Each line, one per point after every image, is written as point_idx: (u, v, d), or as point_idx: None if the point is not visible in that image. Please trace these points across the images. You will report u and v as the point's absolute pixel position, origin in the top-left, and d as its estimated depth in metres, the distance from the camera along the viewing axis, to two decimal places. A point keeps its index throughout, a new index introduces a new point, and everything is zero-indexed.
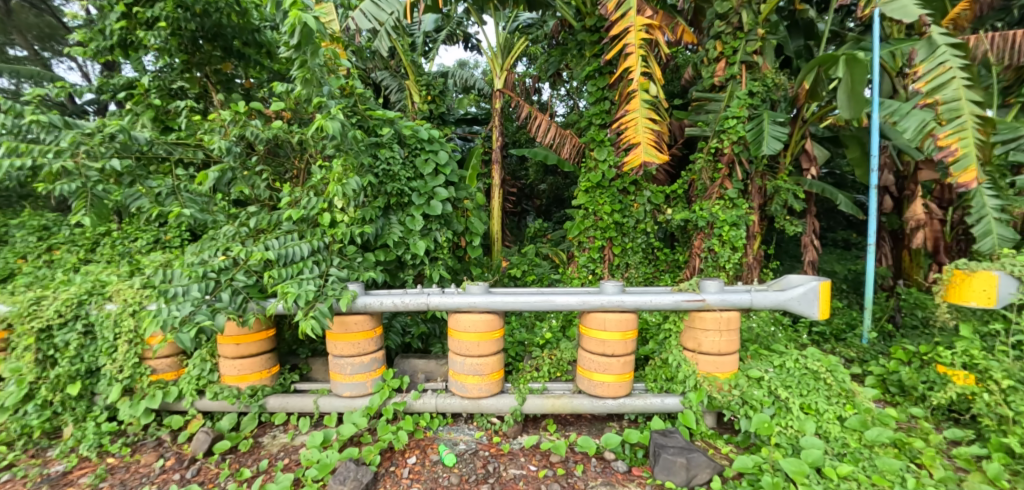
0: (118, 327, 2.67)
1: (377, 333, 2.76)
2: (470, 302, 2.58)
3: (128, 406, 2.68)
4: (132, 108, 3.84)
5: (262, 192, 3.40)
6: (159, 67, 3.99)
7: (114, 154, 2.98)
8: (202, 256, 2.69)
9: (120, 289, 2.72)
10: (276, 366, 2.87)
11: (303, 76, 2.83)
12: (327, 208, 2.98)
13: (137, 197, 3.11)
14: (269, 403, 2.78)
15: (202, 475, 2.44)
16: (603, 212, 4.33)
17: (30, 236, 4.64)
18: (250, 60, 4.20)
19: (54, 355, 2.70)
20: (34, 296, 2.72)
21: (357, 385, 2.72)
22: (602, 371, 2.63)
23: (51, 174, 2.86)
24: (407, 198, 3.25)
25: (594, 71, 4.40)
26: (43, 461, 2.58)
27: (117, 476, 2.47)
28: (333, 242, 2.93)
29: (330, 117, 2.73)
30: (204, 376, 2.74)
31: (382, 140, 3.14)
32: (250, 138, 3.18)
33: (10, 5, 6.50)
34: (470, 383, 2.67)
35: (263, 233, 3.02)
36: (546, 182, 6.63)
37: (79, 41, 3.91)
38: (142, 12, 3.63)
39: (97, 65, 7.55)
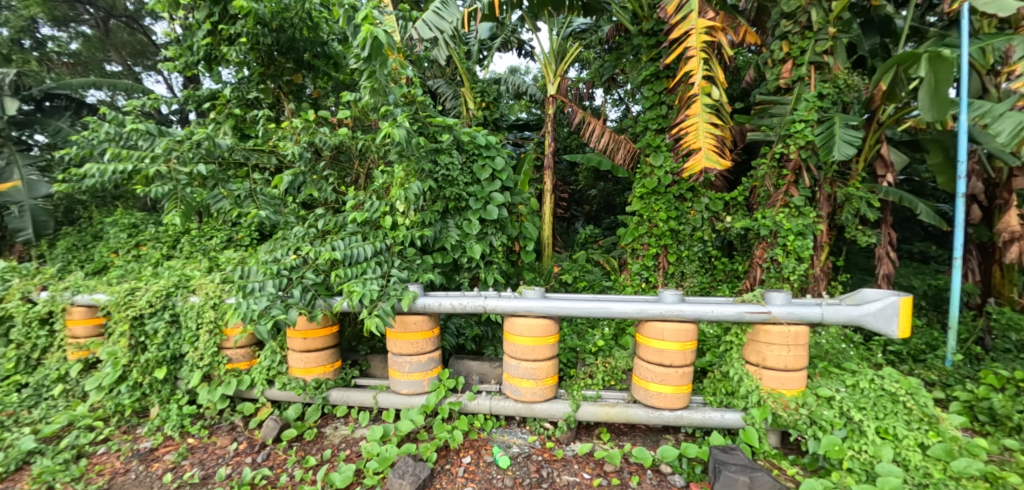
0: (200, 318, 2.89)
1: (435, 333, 2.84)
2: (526, 306, 2.60)
3: (207, 391, 2.89)
4: (215, 117, 4.19)
5: (329, 196, 3.58)
6: (237, 79, 4.30)
7: (200, 159, 3.25)
8: (275, 255, 2.86)
9: (203, 283, 2.94)
10: (338, 361, 3.00)
11: (371, 85, 2.97)
12: (389, 211, 3.09)
13: (219, 199, 3.38)
14: (332, 396, 2.91)
15: (271, 459, 2.58)
16: (658, 219, 4.25)
17: (122, 233, 5.25)
18: (319, 71, 4.42)
19: (144, 341, 2.96)
20: (129, 287, 3.01)
21: (414, 383, 2.80)
22: (659, 381, 2.56)
23: (148, 177, 3.18)
24: (464, 202, 3.33)
25: (651, 75, 4.34)
26: (132, 436, 2.81)
27: (196, 455, 2.65)
28: (395, 244, 3.04)
29: (396, 125, 2.84)
30: (274, 366, 2.92)
31: (442, 146, 3.22)
32: (319, 144, 3.39)
33: (108, 25, 7.86)
34: (524, 386, 2.68)
35: (329, 234, 3.19)
36: (596, 187, 6.59)
37: (170, 57, 4.30)
38: (226, 29, 3.92)
39: (180, 78, 8.40)
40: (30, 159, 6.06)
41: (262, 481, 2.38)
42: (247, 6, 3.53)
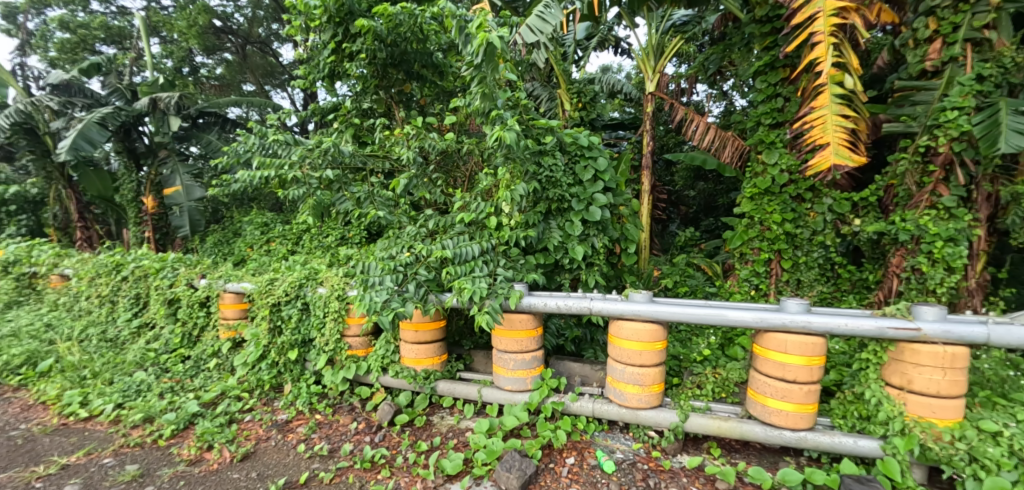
0: (327, 307, 3.20)
1: (538, 333, 2.90)
2: (634, 310, 2.58)
3: (331, 373, 3.19)
4: (338, 127, 4.64)
5: (438, 198, 3.78)
6: (354, 92, 4.70)
7: (328, 165, 3.61)
8: (392, 252, 3.10)
9: (329, 276, 3.26)
10: (445, 354, 3.17)
11: (482, 91, 3.09)
12: (494, 212, 3.20)
13: (343, 200, 3.71)
14: (439, 387, 3.07)
15: (387, 441, 2.78)
16: (772, 221, 3.92)
17: (257, 230, 6.16)
18: (426, 80, 4.66)
19: (280, 324, 3.34)
20: (270, 278, 3.42)
21: (517, 380, 2.87)
22: (779, 398, 2.37)
23: (286, 182, 3.61)
24: (567, 203, 3.33)
25: (765, 66, 4.01)
26: (270, 408, 3.14)
27: (323, 430, 2.90)
28: (500, 244, 3.15)
29: (507, 128, 2.92)
30: (388, 355, 3.14)
31: (546, 148, 3.27)
32: (428, 149, 3.61)
33: (246, 51, 9.75)
34: (629, 392, 2.63)
35: (438, 233, 3.38)
36: (695, 188, 6.26)
37: (300, 75, 4.84)
38: (348, 47, 4.28)
39: (299, 92, 9.96)
40: (188, 168, 7.14)
41: (381, 460, 2.54)
42: (367, 24, 3.82)
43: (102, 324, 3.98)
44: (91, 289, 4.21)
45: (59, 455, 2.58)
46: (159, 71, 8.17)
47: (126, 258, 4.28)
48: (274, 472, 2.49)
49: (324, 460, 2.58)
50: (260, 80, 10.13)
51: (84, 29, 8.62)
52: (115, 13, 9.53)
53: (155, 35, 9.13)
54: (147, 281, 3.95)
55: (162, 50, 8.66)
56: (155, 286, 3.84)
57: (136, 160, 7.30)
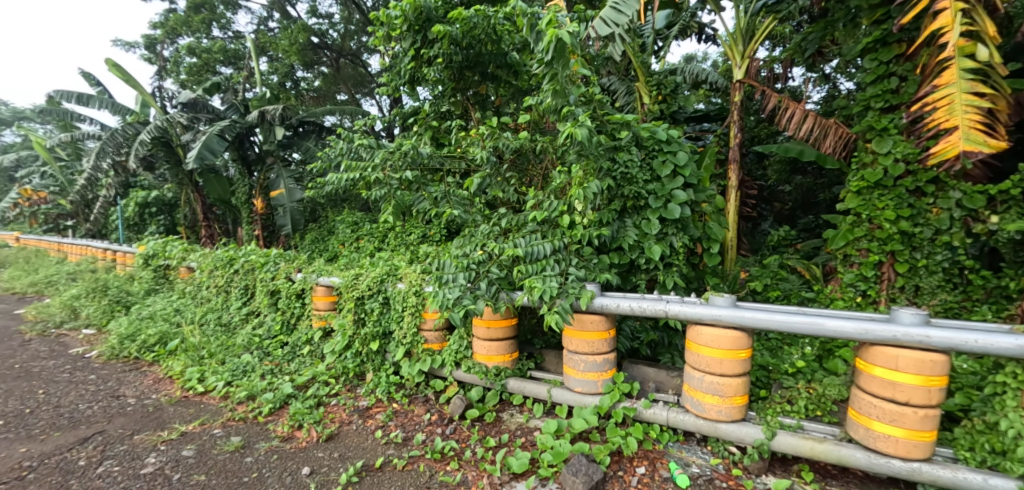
0: (405, 302, 3.34)
1: (610, 335, 2.82)
2: (714, 315, 2.41)
3: (408, 365, 3.32)
4: (418, 130, 4.85)
5: (511, 197, 3.80)
6: (433, 95, 4.88)
7: (407, 167, 3.77)
8: (466, 250, 3.16)
9: (407, 273, 3.40)
10: (516, 352, 3.18)
11: (553, 88, 3.06)
12: (567, 211, 3.14)
13: (421, 200, 3.86)
14: (510, 384, 3.08)
15: (457, 434, 2.84)
16: (883, 219, 3.46)
17: (348, 229, 6.67)
18: (501, 81, 4.70)
19: (364, 316, 3.54)
20: (355, 273, 3.65)
21: (587, 382, 2.80)
22: (887, 421, 2.08)
23: (370, 183, 3.83)
24: (643, 201, 3.18)
25: (875, 42, 3.54)
26: (354, 394, 3.34)
27: (399, 419, 3.03)
28: (572, 243, 3.09)
29: (578, 125, 2.85)
30: (461, 351, 3.21)
31: (621, 144, 3.15)
32: (502, 148, 3.64)
33: (340, 64, 10.57)
34: (708, 402, 2.46)
35: (511, 232, 3.39)
36: (792, 182, 5.72)
37: (385, 82, 5.12)
38: (427, 52, 4.44)
39: (385, 99, 10.62)
40: (291, 172, 7.88)
41: (450, 452, 2.60)
42: (443, 29, 3.93)
43: (218, 310, 4.50)
44: (211, 279, 4.78)
45: (179, 423, 2.92)
46: (267, 86, 9.08)
47: (238, 253, 4.80)
48: (354, 454, 2.65)
49: (399, 447, 2.70)
50: (352, 91, 10.90)
51: (208, 53, 9.83)
52: (232, 38, 10.76)
53: (264, 54, 10.17)
54: (254, 274, 4.40)
55: (269, 67, 9.63)
56: (261, 278, 4.27)
57: (248, 167, 8.26)
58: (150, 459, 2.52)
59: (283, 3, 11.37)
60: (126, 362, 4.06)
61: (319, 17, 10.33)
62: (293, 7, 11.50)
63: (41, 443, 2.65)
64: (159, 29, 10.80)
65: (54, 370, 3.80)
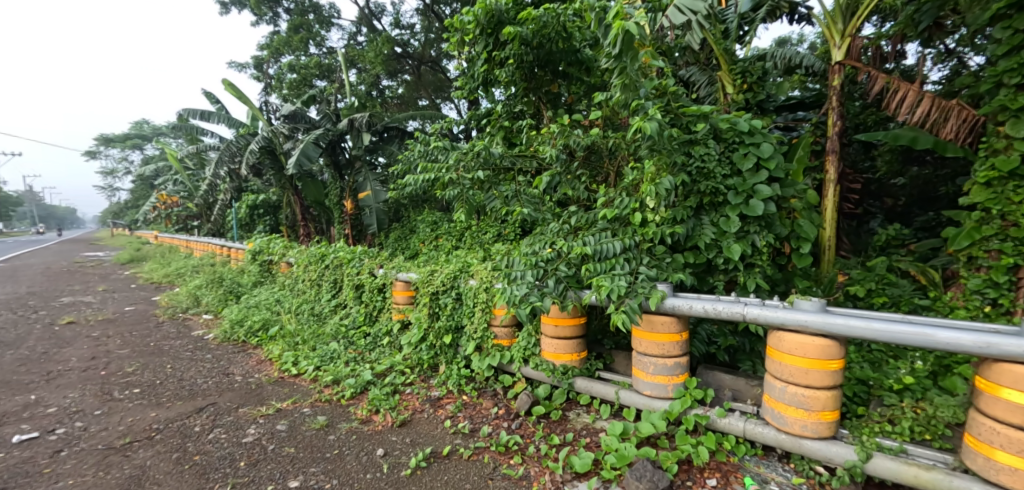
0: (476, 298, 3.42)
1: (682, 338, 2.69)
2: (799, 320, 2.22)
3: (478, 359, 3.39)
4: (491, 131, 4.96)
5: (582, 194, 3.73)
6: (506, 97, 4.97)
7: (479, 167, 3.86)
8: (535, 248, 3.18)
9: (479, 270, 3.48)
10: (584, 352, 3.13)
11: (622, 82, 2.97)
12: (639, 208, 3.04)
13: (493, 199, 3.93)
14: (577, 383, 3.05)
15: (522, 429, 2.86)
16: (1020, 216, 2.95)
17: (428, 228, 6.99)
18: (573, 78, 4.65)
19: (437, 311, 3.66)
20: (431, 269, 3.80)
21: (657, 386, 2.70)
22: (1015, 452, 1.78)
23: (445, 183, 3.99)
24: (721, 197, 3.00)
25: (1009, 9, 3.03)
26: (427, 384, 3.48)
27: (468, 411, 3.11)
28: (643, 241, 2.98)
29: (648, 118, 2.75)
30: (529, 348, 3.22)
31: (697, 137, 2.99)
32: (573, 146, 3.61)
33: (421, 71, 11.12)
34: (791, 415, 2.27)
35: (581, 230, 3.35)
36: (905, 174, 5.05)
37: (460, 86, 5.30)
38: (498, 54, 4.52)
39: (463, 103, 11.00)
40: (377, 176, 8.43)
41: (515, 446, 2.63)
42: (514, 31, 3.99)
43: (311, 302, 4.91)
44: (306, 273, 5.24)
45: (275, 400, 3.24)
46: (356, 96, 9.78)
47: (329, 250, 5.22)
48: (424, 440, 2.78)
49: (466, 438, 2.78)
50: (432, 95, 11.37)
51: (305, 69, 10.78)
52: (325, 54, 11.73)
53: (353, 67, 10.97)
54: (342, 269, 4.77)
55: (358, 78, 10.37)
56: (348, 273, 4.61)
57: (340, 171, 8.94)
58: (250, 430, 2.83)
59: (370, 18, 12.17)
60: (236, 345, 4.58)
61: (402, 28, 10.96)
62: (378, 21, 12.27)
63: (167, 410, 3.08)
64: (265, 50, 12.06)
65: (180, 349, 4.39)
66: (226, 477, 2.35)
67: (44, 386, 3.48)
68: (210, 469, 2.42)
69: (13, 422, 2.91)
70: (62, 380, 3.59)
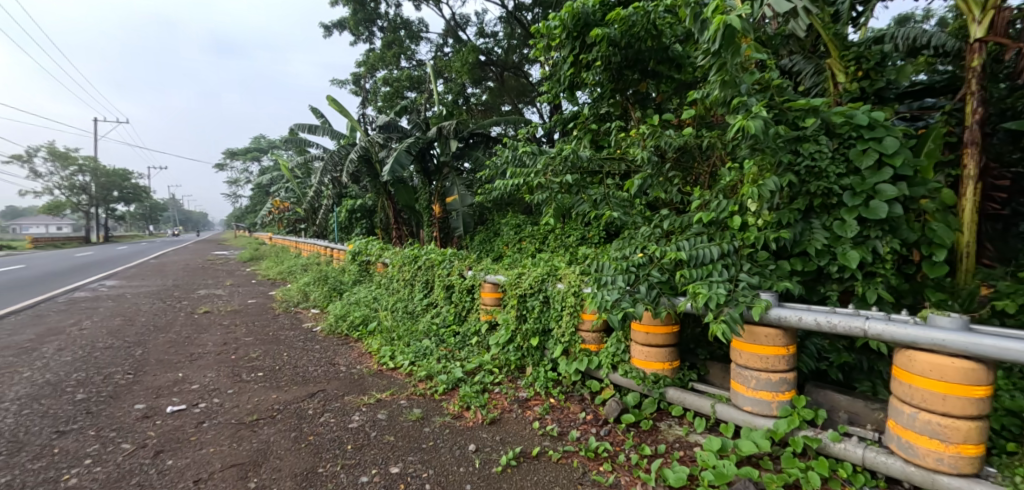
0: (564, 302, 3.41)
1: (789, 351, 2.49)
2: (935, 339, 1.95)
3: (565, 363, 3.37)
4: (577, 134, 4.95)
5: (675, 197, 3.58)
6: (592, 99, 4.93)
7: (567, 170, 3.86)
8: (625, 252, 3.12)
9: (567, 273, 3.48)
10: (676, 361, 3.00)
11: (721, 79, 2.82)
12: (739, 211, 2.86)
13: (581, 202, 3.90)
14: (669, 393, 2.93)
15: (611, 436, 2.80)
16: None
17: (512, 231, 7.13)
18: (663, 76, 4.48)
19: (525, 313, 3.70)
20: (519, 272, 3.84)
21: (759, 402, 2.52)
22: None
23: (534, 187, 4.05)
24: (834, 198, 2.73)
25: None
26: (515, 385, 3.53)
27: (555, 413, 3.11)
28: (744, 246, 2.80)
29: (752, 116, 2.57)
30: (618, 354, 3.15)
31: (806, 134, 2.75)
32: (664, 146, 3.48)
33: (504, 77, 11.41)
34: (922, 446, 2.02)
35: (674, 234, 3.21)
36: None
37: (545, 91, 5.34)
38: (585, 57, 4.49)
39: (545, 106, 11.10)
40: (463, 180, 8.75)
41: (604, 454, 2.60)
42: (601, 32, 3.94)
43: (405, 300, 5.21)
44: (400, 273, 5.57)
45: (376, 391, 3.49)
46: (444, 105, 10.24)
47: (421, 251, 5.51)
48: (513, 440, 2.83)
49: (554, 440, 2.79)
50: (515, 101, 11.58)
51: (398, 82, 11.49)
52: (415, 66, 12.41)
53: (441, 77, 11.48)
54: (433, 270, 5.00)
55: (446, 88, 10.85)
56: (439, 274, 4.83)
57: (428, 177, 9.40)
58: (355, 416, 3.07)
59: (456, 29, 12.67)
60: (340, 337, 4.99)
61: (486, 36, 11.30)
62: (464, 31, 12.73)
63: (285, 393, 3.43)
64: (363, 67, 13.02)
65: (294, 339, 4.88)
66: (336, 457, 2.57)
67: (188, 366, 4.04)
68: (322, 449, 2.66)
69: (166, 395, 3.41)
70: (202, 362, 4.15)
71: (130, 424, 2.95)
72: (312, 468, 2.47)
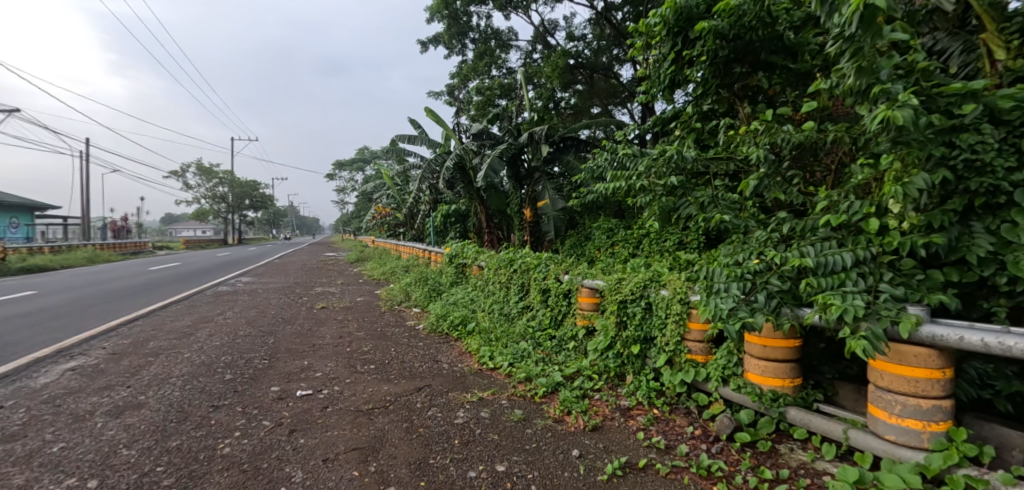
0: (669, 309, 3.26)
1: (946, 376, 2.15)
2: None
3: (669, 373, 3.21)
4: (679, 133, 4.72)
5: (795, 198, 3.27)
6: (694, 96, 4.69)
7: (671, 172, 3.70)
8: (738, 258, 2.92)
9: (671, 279, 3.32)
10: (798, 378, 2.74)
11: (855, 65, 2.53)
12: (877, 213, 2.55)
13: (687, 205, 3.73)
14: (790, 414, 2.68)
15: (725, 455, 2.62)
16: None
17: (604, 234, 7.00)
18: (776, 68, 4.13)
19: (625, 320, 3.58)
20: (619, 277, 3.73)
21: (905, 431, 2.21)
22: None
23: (637, 190, 3.93)
24: (1003, 197, 2.32)
25: None
26: (615, 393, 3.44)
27: (660, 425, 2.99)
28: (884, 253, 2.48)
29: (897, 106, 2.27)
30: (730, 367, 2.94)
31: (965, 122, 2.36)
32: (782, 143, 3.20)
33: (593, 79, 11.34)
34: None
35: (795, 239, 2.94)
36: None
37: (643, 90, 5.18)
38: (688, 51, 4.28)
39: (637, 108, 10.82)
40: (554, 184, 8.78)
41: (718, 472, 2.44)
42: (708, 25, 3.73)
43: (501, 302, 5.32)
44: (495, 276, 5.72)
45: (477, 389, 3.60)
46: (535, 111, 10.37)
47: (516, 255, 5.60)
48: (617, 449, 2.76)
49: (661, 453, 2.68)
50: (605, 102, 11.67)
51: (490, 90, 11.86)
52: (506, 74, 12.73)
53: (531, 83, 11.64)
54: (529, 274, 5.05)
55: (536, 94, 10.99)
56: (535, 277, 4.86)
57: (520, 182, 9.55)
58: (459, 412, 3.19)
59: (545, 35, 12.78)
60: (440, 336, 5.24)
61: (575, 40, 11.29)
62: (553, 36, 12.81)
63: (395, 385, 3.68)
64: (457, 78, 13.62)
65: (399, 336, 5.21)
66: (445, 450, 2.69)
67: (312, 355, 4.48)
68: (431, 441, 2.80)
69: (295, 380, 3.81)
70: (323, 352, 4.59)
71: (268, 403, 3.34)
72: (424, 458, 2.61)
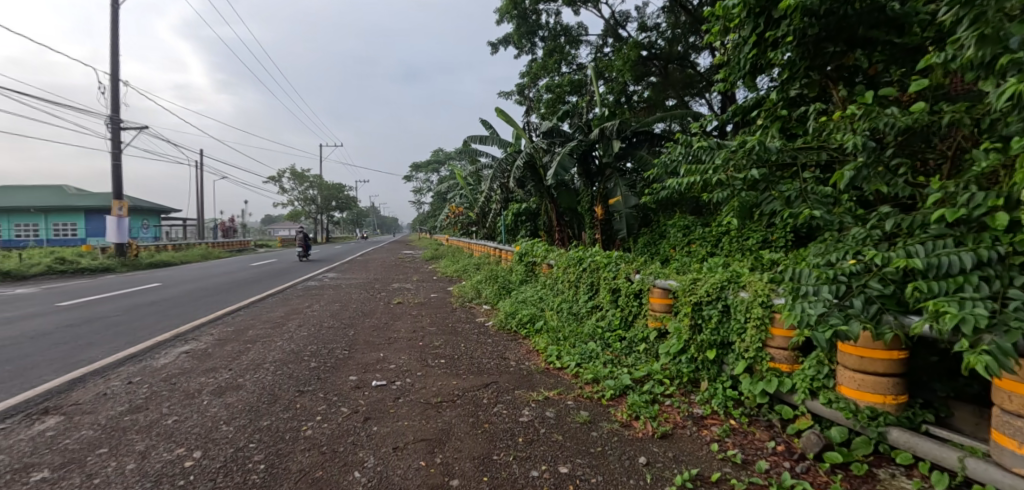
0: (749, 313, 3.02)
1: None
2: None
3: (748, 382, 2.98)
4: (763, 123, 4.37)
5: (901, 190, 2.89)
6: (779, 81, 4.31)
7: (753, 165, 3.43)
8: (830, 259, 2.67)
9: (752, 280, 3.08)
10: (903, 395, 2.43)
11: (976, 34, 2.17)
12: (1006, 207, 2.18)
13: (771, 200, 3.44)
14: (892, 435, 2.37)
15: (811, 476, 2.39)
16: None
17: (680, 232, 6.68)
18: (878, 44, 3.68)
19: (700, 323, 3.37)
20: (693, 278, 3.52)
21: None
22: None
23: (713, 185, 3.69)
24: None
25: None
26: (688, 400, 3.26)
27: (737, 437, 2.79)
28: (1015, 254, 2.12)
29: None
30: (819, 378, 2.67)
31: None
32: (884, 129, 2.84)
33: (668, 70, 10.90)
34: None
35: (901, 237, 2.60)
36: None
37: (721, 78, 4.85)
38: (771, 32, 3.93)
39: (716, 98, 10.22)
40: (626, 181, 8.53)
41: None
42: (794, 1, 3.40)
43: (569, 301, 5.26)
44: (564, 275, 5.66)
45: (543, 388, 3.58)
46: (605, 106, 10.13)
47: (585, 253, 5.51)
48: (687, 459, 2.61)
49: (737, 468, 2.50)
50: (681, 94, 10.98)
51: (560, 87, 11.76)
52: (576, 70, 12.56)
53: (602, 77, 11.38)
54: (598, 273, 4.94)
55: (607, 89, 10.74)
56: (604, 276, 4.74)
57: (590, 179, 9.39)
58: (524, 411, 3.20)
59: (616, 27, 12.45)
60: (509, 334, 5.30)
61: (648, 30, 10.88)
62: (625, 28, 12.44)
63: (463, 380, 3.77)
64: (527, 77, 13.67)
65: (469, 332, 5.34)
66: (508, 448, 2.71)
67: (387, 348, 4.71)
68: (495, 437, 2.82)
69: (371, 371, 4.03)
70: (397, 345, 4.81)
71: (346, 391, 3.57)
72: (488, 454, 2.64)
